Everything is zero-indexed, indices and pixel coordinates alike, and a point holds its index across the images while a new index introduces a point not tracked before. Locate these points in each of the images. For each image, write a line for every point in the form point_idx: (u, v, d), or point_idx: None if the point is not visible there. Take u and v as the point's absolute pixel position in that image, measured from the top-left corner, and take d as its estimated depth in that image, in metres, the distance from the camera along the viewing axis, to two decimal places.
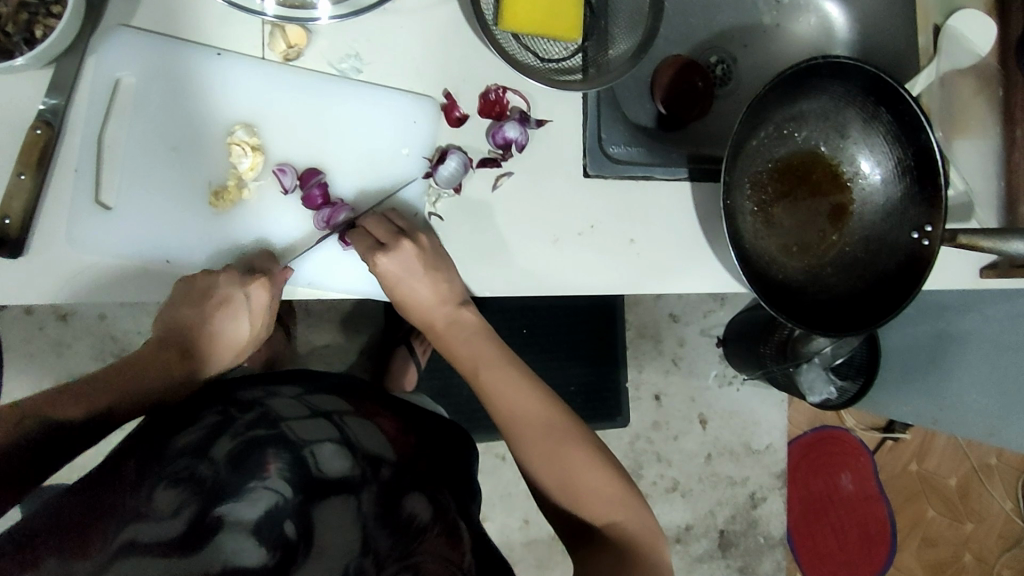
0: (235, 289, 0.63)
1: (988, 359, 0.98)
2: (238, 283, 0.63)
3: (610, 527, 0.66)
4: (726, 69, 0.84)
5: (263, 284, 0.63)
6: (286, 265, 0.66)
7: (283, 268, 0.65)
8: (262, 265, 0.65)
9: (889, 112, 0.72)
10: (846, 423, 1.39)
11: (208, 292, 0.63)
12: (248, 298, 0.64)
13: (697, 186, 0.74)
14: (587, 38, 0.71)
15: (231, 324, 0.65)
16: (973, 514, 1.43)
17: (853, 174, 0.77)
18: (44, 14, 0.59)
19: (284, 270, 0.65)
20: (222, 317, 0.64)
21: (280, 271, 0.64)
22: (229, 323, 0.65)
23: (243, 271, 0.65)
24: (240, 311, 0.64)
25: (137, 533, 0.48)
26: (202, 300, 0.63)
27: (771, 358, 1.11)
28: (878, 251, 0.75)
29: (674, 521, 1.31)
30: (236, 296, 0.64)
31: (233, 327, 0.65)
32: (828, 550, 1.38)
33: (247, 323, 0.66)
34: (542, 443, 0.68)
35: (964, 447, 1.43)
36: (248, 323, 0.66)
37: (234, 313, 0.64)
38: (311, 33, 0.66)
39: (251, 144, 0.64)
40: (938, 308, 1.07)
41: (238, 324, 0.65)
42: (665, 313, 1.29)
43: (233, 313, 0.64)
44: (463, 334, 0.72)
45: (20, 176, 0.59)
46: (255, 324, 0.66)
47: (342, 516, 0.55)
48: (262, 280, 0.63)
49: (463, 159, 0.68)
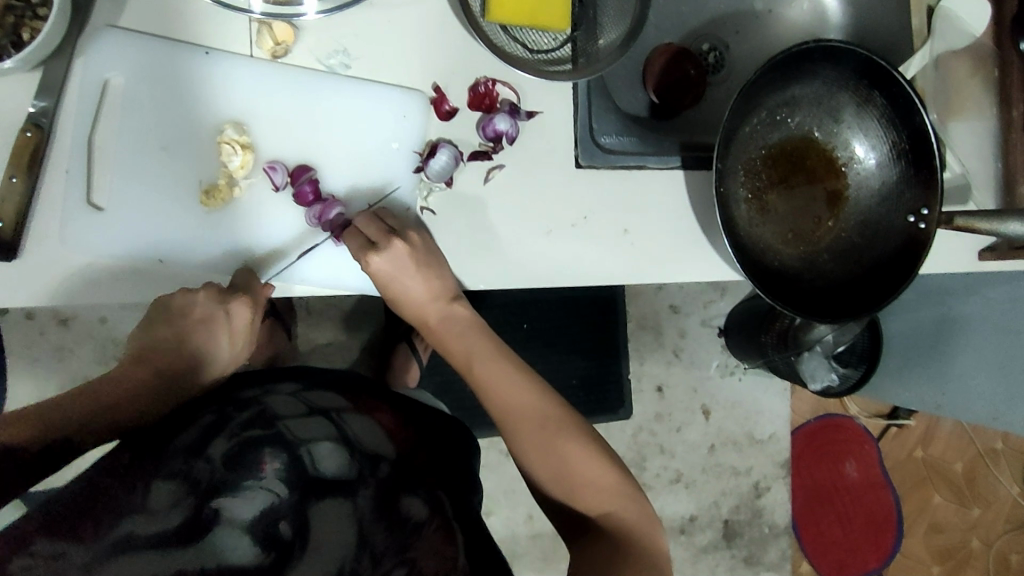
0: (213, 309, 0.66)
1: (991, 343, 0.97)
2: (218, 303, 0.66)
3: (604, 517, 0.66)
4: (719, 57, 0.83)
5: (242, 300, 0.65)
6: (267, 280, 0.66)
7: (264, 285, 0.66)
8: (243, 283, 0.66)
9: (883, 95, 0.72)
10: (850, 411, 1.38)
11: (186, 311, 0.66)
12: (228, 317, 0.66)
13: (690, 175, 0.74)
14: (576, 28, 0.70)
15: (211, 342, 0.68)
16: (980, 500, 1.43)
17: (848, 159, 0.76)
18: (30, 17, 0.59)
19: (266, 287, 0.65)
20: (202, 337, 0.67)
21: (260, 289, 0.65)
22: (210, 343, 0.68)
23: (223, 291, 0.66)
24: (220, 329, 0.67)
25: (133, 529, 0.48)
26: (181, 320, 0.66)
27: (773, 346, 1.10)
28: (875, 236, 0.74)
29: (678, 512, 1.31)
30: (217, 315, 0.66)
31: (214, 348, 0.68)
32: (834, 538, 1.38)
33: (228, 340, 0.69)
34: (537, 432, 0.69)
35: (970, 432, 1.43)
36: (228, 341, 0.69)
37: (214, 332, 0.67)
38: (298, 29, 0.66)
39: (241, 141, 0.64)
40: (941, 292, 1.06)
41: (217, 342, 0.68)
42: (666, 304, 1.29)
43: (213, 333, 0.67)
44: (455, 328, 0.73)
45: (11, 179, 0.60)
46: (234, 343, 0.70)
47: (339, 513, 0.55)
48: (242, 298, 0.65)
49: (454, 153, 0.67)
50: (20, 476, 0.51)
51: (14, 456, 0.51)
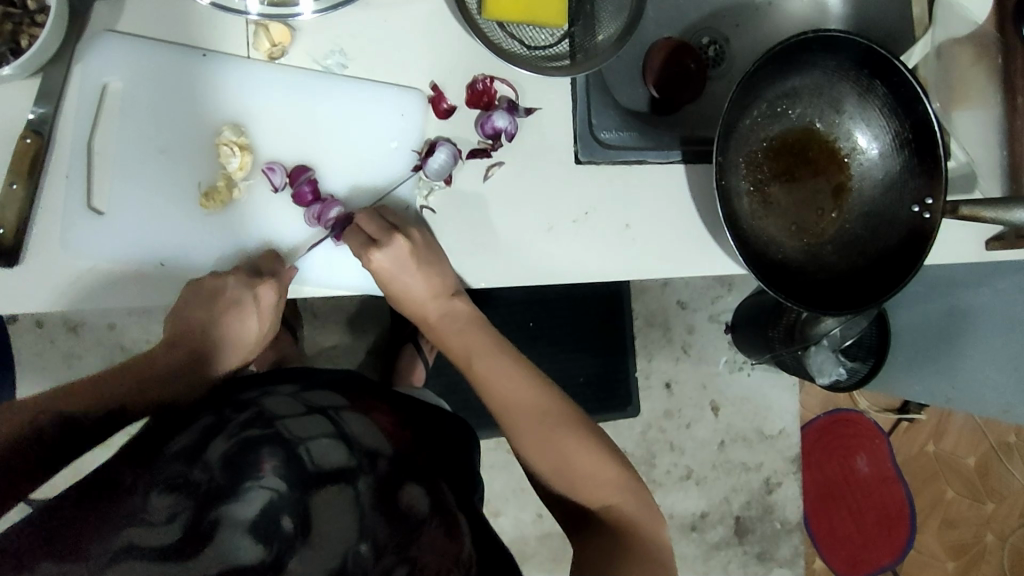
0: (242, 293, 0.65)
1: (1000, 334, 0.96)
2: (246, 286, 0.65)
3: (604, 510, 0.67)
4: (719, 50, 0.83)
5: (270, 284, 0.64)
6: (292, 265, 0.67)
7: (290, 267, 0.66)
8: (268, 268, 0.66)
9: (884, 85, 0.71)
10: (860, 406, 1.37)
11: (217, 293, 0.65)
12: (257, 300, 0.65)
13: (691, 169, 0.73)
14: (573, 23, 0.70)
15: (239, 323, 0.67)
16: (994, 493, 1.41)
17: (850, 150, 0.75)
18: (28, 23, 0.60)
19: (290, 270, 0.65)
20: (230, 317, 0.66)
21: (286, 270, 0.65)
22: (238, 324, 0.67)
23: (250, 273, 0.65)
24: (248, 311, 0.66)
25: (133, 538, 0.48)
26: (212, 302, 0.65)
27: (780, 341, 1.09)
28: (878, 227, 0.74)
29: (688, 509, 1.30)
30: (245, 298, 0.65)
31: (240, 329, 0.68)
32: (847, 534, 1.36)
33: (255, 322, 0.68)
34: (537, 427, 0.69)
35: (982, 426, 1.41)
36: (256, 320, 0.68)
37: (242, 313, 0.66)
38: (295, 30, 0.66)
39: (239, 143, 0.64)
40: (949, 284, 1.05)
41: (245, 324, 0.67)
42: (673, 301, 1.29)
43: (242, 314, 0.66)
44: (456, 325, 0.73)
45: (12, 185, 0.60)
46: (262, 322, 0.69)
47: (340, 507, 0.54)
48: (268, 282, 0.64)
49: (453, 151, 0.67)
50: (76, 443, 0.55)
51: (70, 425, 0.55)
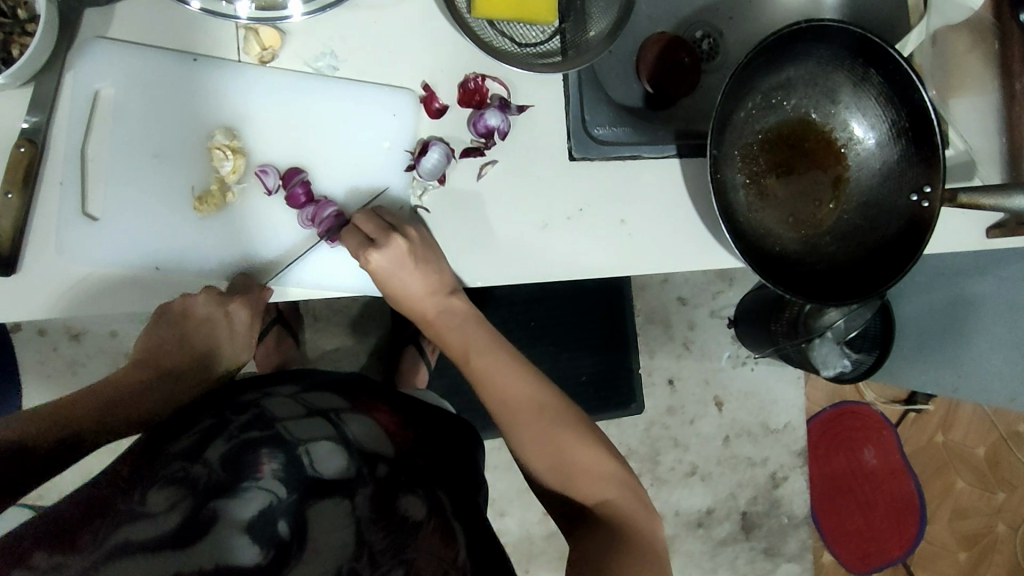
0: (212, 310, 0.66)
1: (1004, 322, 0.96)
2: (216, 303, 0.66)
3: (602, 504, 0.66)
4: (713, 44, 0.82)
5: (240, 302, 0.65)
6: (267, 284, 0.67)
7: (263, 287, 0.66)
8: (241, 287, 0.66)
9: (879, 73, 0.71)
10: (867, 399, 1.36)
11: (188, 312, 0.66)
12: (227, 317, 0.66)
13: (686, 163, 0.73)
14: (565, 20, 0.69)
15: (211, 341, 0.68)
16: (1004, 484, 1.40)
17: (848, 139, 0.74)
18: (19, 33, 0.60)
19: (264, 289, 0.66)
20: (202, 336, 0.67)
21: (258, 292, 0.65)
22: (212, 342, 0.68)
23: (222, 291, 0.66)
24: (219, 328, 0.67)
25: (129, 533, 0.49)
26: (183, 323, 0.67)
27: (783, 335, 1.08)
28: (878, 217, 0.73)
29: (695, 505, 1.30)
30: (216, 315, 0.66)
31: (214, 346, 0.69)
32: (855, 527, 1.36)
33: (229, 340, 0.69)
34: (535, 423, 0.69)
35: (992, 416, 1.40)
36: (230, 338, 0.69)
37: (215, 330, 0.67)
38: (284, 33, 0.66)
39: (231, 146, 0.64)
40: (953, 274, 1.04)
41: (218, 342, 0.69)
42: (675, 296, 1.28)
43: (214, 332, 0.68)
44: (455, 320, 0.72)
45: (7, 194, 0.61)
46: (236, 340, 0.70)
47: (337, 513, 0.54)
48: (238, 300, 0.65)
49: (445, 150, 0.67)
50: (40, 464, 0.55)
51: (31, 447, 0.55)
